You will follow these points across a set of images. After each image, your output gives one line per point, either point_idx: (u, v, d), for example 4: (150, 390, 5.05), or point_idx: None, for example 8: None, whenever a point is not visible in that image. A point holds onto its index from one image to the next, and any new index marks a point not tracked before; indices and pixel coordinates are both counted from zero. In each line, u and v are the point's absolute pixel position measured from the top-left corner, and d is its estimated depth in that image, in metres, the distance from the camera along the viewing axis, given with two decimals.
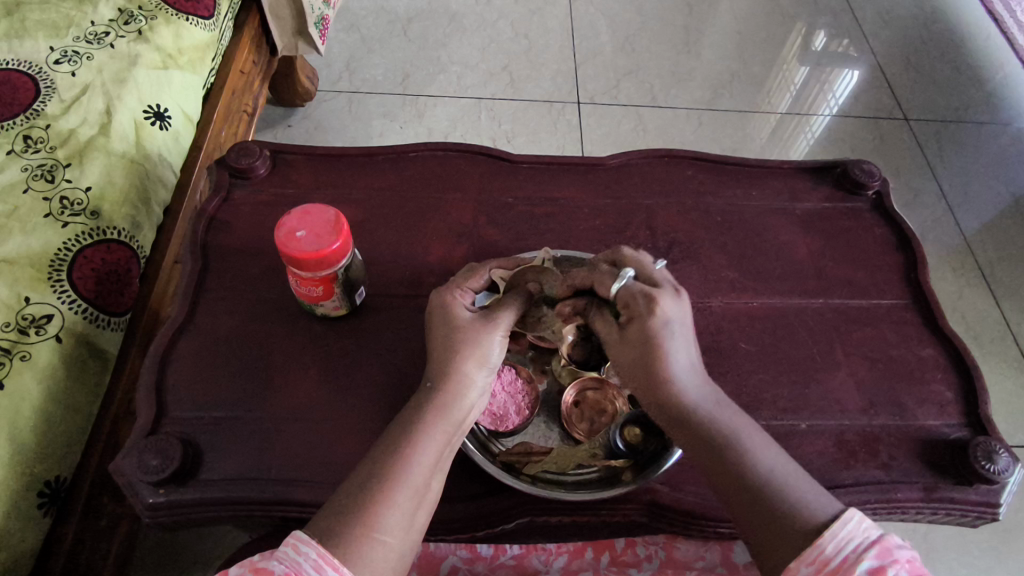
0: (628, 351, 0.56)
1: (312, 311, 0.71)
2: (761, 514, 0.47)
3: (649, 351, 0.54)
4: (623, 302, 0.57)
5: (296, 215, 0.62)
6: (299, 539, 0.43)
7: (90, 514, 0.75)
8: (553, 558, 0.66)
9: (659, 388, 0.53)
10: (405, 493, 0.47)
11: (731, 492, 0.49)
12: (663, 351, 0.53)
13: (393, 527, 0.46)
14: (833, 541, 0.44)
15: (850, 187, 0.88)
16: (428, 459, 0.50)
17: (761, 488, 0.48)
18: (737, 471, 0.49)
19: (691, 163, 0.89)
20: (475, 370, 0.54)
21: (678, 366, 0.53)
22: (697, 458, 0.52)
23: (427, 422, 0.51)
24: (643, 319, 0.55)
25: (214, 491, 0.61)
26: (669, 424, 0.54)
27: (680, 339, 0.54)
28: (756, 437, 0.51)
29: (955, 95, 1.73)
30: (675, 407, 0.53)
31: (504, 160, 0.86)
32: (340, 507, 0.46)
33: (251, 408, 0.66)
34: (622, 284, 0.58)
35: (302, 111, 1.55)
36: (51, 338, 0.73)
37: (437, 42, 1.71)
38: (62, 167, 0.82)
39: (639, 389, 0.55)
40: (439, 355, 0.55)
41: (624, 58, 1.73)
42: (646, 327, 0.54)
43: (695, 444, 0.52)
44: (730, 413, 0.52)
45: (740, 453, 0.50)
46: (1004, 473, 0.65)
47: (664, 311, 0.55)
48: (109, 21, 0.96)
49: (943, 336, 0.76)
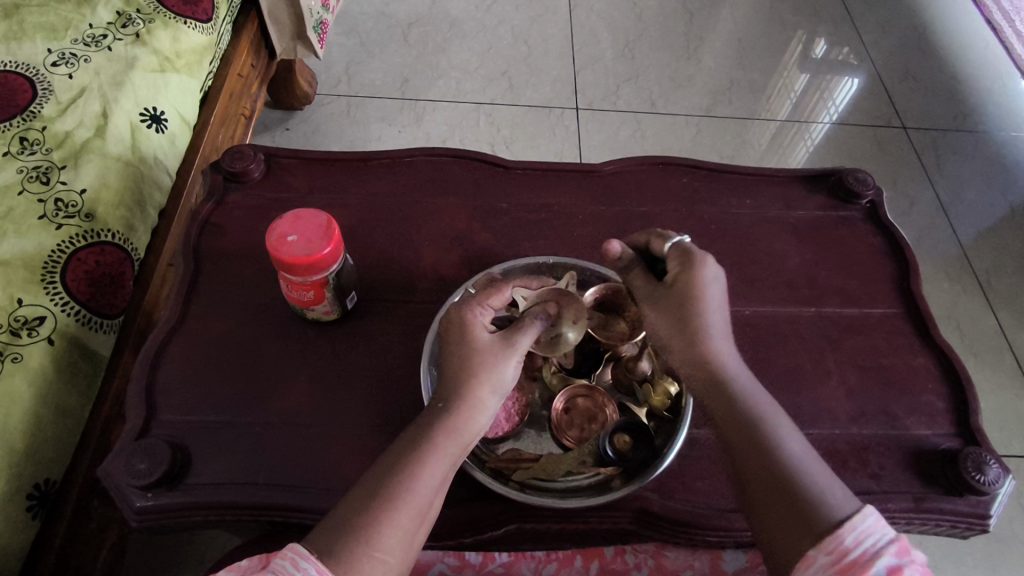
0: (670, 301, 0.59)
1: (304, 315, 0.71)
2: (782, 496, 0.47)
3: (689, 300, 0.58)
4: (671, 255, 0.62)
5: (288, 219, 0.62)
6: (298, 553, 0.43)
7: (80, 517, 0.74)
8: (541, 565, 0.66)
9: (697, 345, 0.56)
10: (407, 514, 0.47)
11: (751, 472, 0.50)
12: (704, 304, 0.57)
13: (392, 548, 0.46)
14: (852, 534, 0.44)
15: (844, 195, 0.88)
16: (434, 481, 0.49)
17: (783, 472, 0.49)
18: (763, 450, 0.50)
19: (685, 170, 0.89)
20: (487, 394, 0.53)
21: (714, 325, 0.57)
22: (726, 431, 0.53)
23: (437, 443, 0.51)
24: (686, 276, 0.59)
25: (203, 496, 0.60)
26: (704, 394, 0.55)
27: (719, 298, 0.58)
28: (782, 425, 0.52)
29: (954, 104, 1.73)
30: (713, 370, 0.55)
31: (499, 166, 0.86)
32: (341, 520, 0.46)
33: (241, 412, 0.66)
34: (675, 243, 0.63)
35: (300, 115, 1.56)
36: (43, 340, 0.73)
37: (437, 47, 1.72)
38: (58, 169, 0.82)
39: (676, 351, 0.57)
40: (453, 372, 0.54)
41: (623, 65, 1.74)
42: (688, 279, 0.58)
43: (728, 417, 0.53)
44: (762, 398, 0.54)
45: (766, 435, 0.51)
46: (994, 484, 0.65)
47: (708, 271, 0.59)
48: (108, 23, 0.96)
49: (935, 346, 0.75)
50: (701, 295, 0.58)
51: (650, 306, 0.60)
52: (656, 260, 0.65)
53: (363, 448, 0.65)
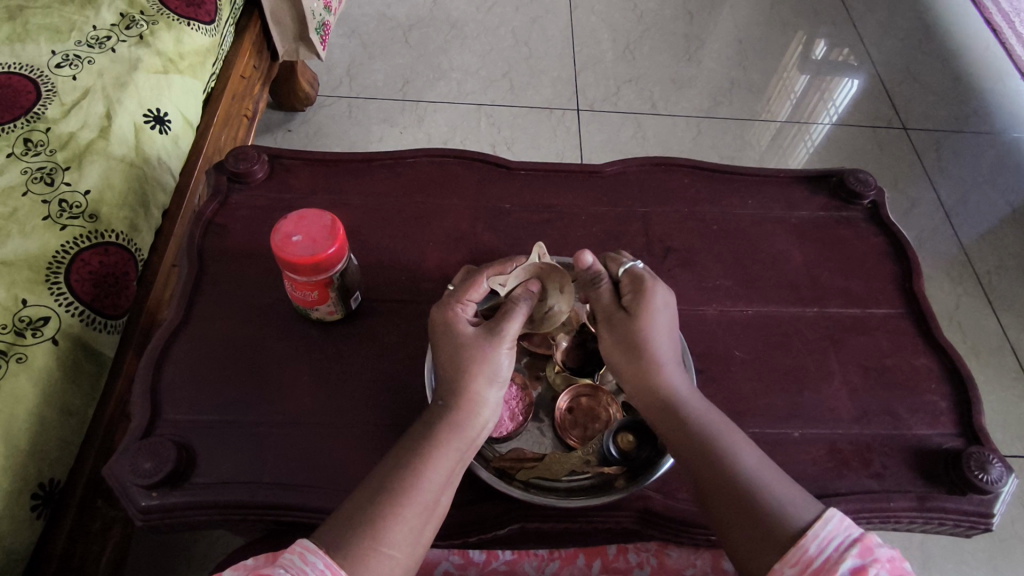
0: (615, 333, 0.61)
1: (308, 314, 0.71)
2: (740, 511, 0.48)
3: (636, 329, 0.60)
4: (625, 283, 0.64)
5: (292, 219, 0.62)
6: (306, 548, 0.43)
7: (84, 517, 0.74)
8: (544, 563, 0.66)
9: (650, 375, 0.58)
10: (413, 509, 0.47)
11: (711, 492, 0.51)
12: (651, 332, 0.59)
13: (399, 543, 0.46)
14: (815, 540, 0.44)
15: (846, 196, 0.88)
16: (438, 476, 0.50)
17: (740, 487, 0.50)
18: (720, 470, 0.51)
19: (687, 171, 0.89)
20: (485, 387, 0.54)
21: (663, 352, 0.59)
22: (681, 454, 0.54)
23: (439, 439, 0.51)
24: (632, 307, 0.61)
25: (208, 495, 0.61)
26: (659, 423, 0.57)
27: (666, 324, 0.61)
28: (739, 441, 0.53)
29: (955, 104, 1.74)
30: (665, 398, 0.57)
31: (502, 166, 0.87)
32: (347, 519, 0.46)
33: (245, 412, 0.66)
34: (629, 269, 0.65)
35: (302, 116, 1.56)
36: (47, 340, 0.73)
37: (438, 49, 1.72)
38: (62, 170, 0.83)
39: (629, 381, 0.60)
40: (447, 369, 0.55)
41: (624, 66, 1.74)
42: (638, 308, 0.61)
43: (683, 443, 0.54)
44: (718, 419, 0.55)
45: (720, 454, 0.52)
46: (997, 483, 0.65)
47: (654, 298, 0.61)
48: (111, 25, 0.96)
49: (938, 345, 0.76)
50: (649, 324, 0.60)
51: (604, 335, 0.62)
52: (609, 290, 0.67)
53: (367, 448, 0.65)
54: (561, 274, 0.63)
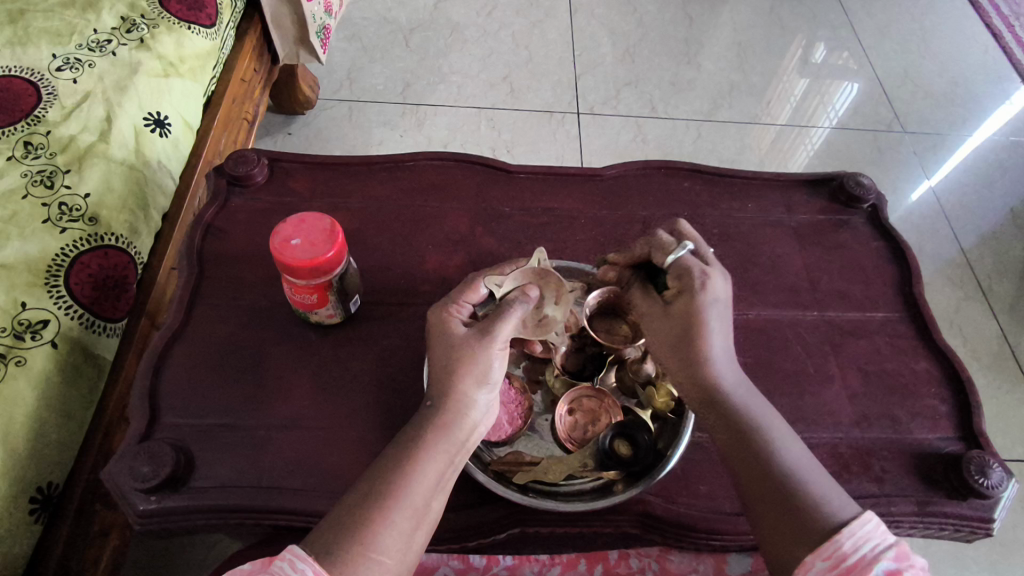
0: (669, 325, 0.59)
1: (307, 318, 0.71)
2: (779, 502, 0.49)
3: (690, 326, 0.57)
4: (677, 271, 0.59)
5: (291, 223, 0.62)
6: (296, 555, 0.43)
7: (82, 521, 0.74)
8: (546, 568, 0.66)
9: (696, 364, 0.57)
10: (402, 512, 0.47)
11: (749, 480, 0.51)
12: (705, 329, 0.57)
13: (388, 548, 0.46)
14: (850, 539, 0.44)
15: (845, 200, 0.88)
16: (429, 478, 0.50)
17: (778, 485, 0.49)
18: (760, 460, 0.51)
19: (687, 175, 0.89)
20: (474, 388, 0.54)
21: (714, 346, 0.57)
22: (724, 444, 0.54)
23: (428, 441, 0.51)
24: (691, 295, 0.57)
25: (206, 499, 0.60)
26: (704, 412, 0.56)
27: (722, 317, 0.57)
28: (782, 431, 0.53)
29: (954, 108, 1.74)
30: (711, 392, 0.56)
31: (501, 170, 0.87)
32: (338, 522, 0.46)
33: (244, 416, 0.66)
34: (678, 257, 0.59)
35: (302, 119, 1.56)
36: (47, 343, 0.73)
37: (438, 52, 1.73)
38: (62, 173, 0.83)
39: (676, 374, 0.58)
40: (438, 370, 0.55)
41: (624, 69, 1.74)
42: (693, 303, 0.57)
43: (725, 434, 0.54)
44: (761, 409, 0.55)
45: (762, 446, 0.52)
46: (998, 488, 0.64)
47: (713, 289, 0.57)
48: (112, 29, 0.96)
49: (937, 350, 0.76)
50: (704, 322, 0.57)
51: (653, 329, 0.61)
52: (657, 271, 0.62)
53: (367, 451, 0.65)
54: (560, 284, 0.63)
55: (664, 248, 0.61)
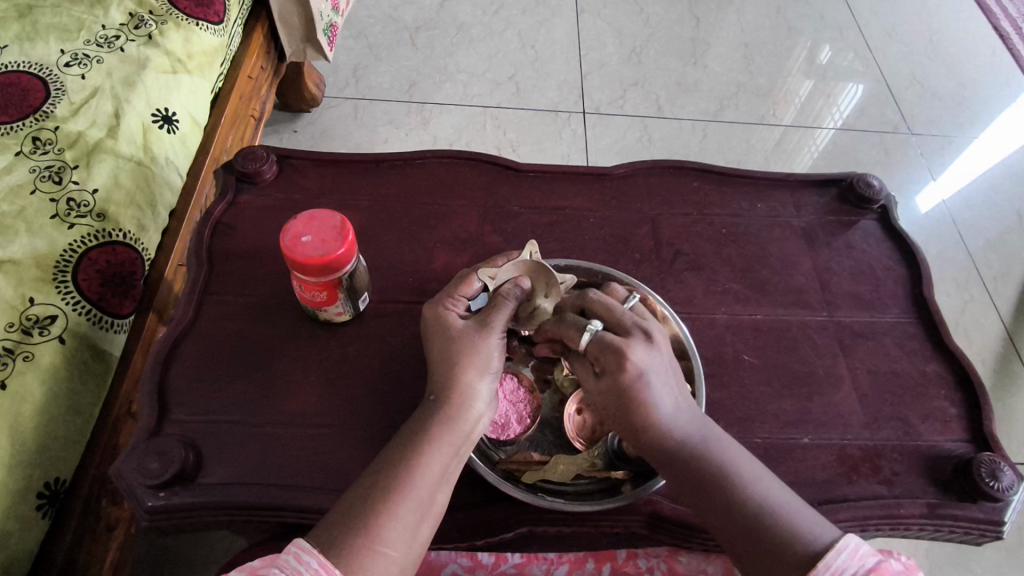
0: (608, 403, 0.56)
1: (316, 315, 0.71)
2: (754, 540, 0.48)
3: (623, 403, 0.54)
4: (595, 351, 0.55)
5: (302, 220, 0.62)
6: (301, 548, 0.43)
7: (89, 517, 0.74)
8: (553, 567, 0.65)
9: (643, 431, 0.55)
10: (406, 506, 0.47)
11: (720, 526, 0.51)
12: (643, 404, 0.54)
13: (393, 541, 0.46)
14: (827, 570, 0.44)
15: (855, 201, 0.88)
16: (432, 470, 0.50)
17: (753, 519, 0.49)
18: (726, 501, 0.51)
19: (696, 174, 0.89)
20: (476, 378, 0.54)
21: (653, 412, 0.54)
22: (687, 495, 0.53)
23: (431, 435, 0.51)
24: (614, 376, 0.54)
25: (214, 496, 0.60)
26: (662, 471, 0.55)
27: (659, 384, 0.54)
28: (745, 465, 0.53)
29: (961, 110, 1.73)
30: (660, 454, 0.54)
31: (510, 168, 0.86)
32: (341, 518, 0.46)
33: (253, 412, 0.66)
34: (591, 336, 0.56)
35: (308, 117, 1.56)
36: (54, 339, 0.73)
37: (444, 51, 1.72)
38: (70, 168, 0.83)
39: (628, 439, 0.57)
40: (439, 364, 0.55)
41: (630, 69, 1.74)
42: (618, 383, 0.54)
43: (686, 488, 0.53)
44: (716, 450, 0.54)
45: (731, 484, 0.51)
46: (1008, 491, 0.64)
47: (635, 364, 0.53)
48: (120, 24, 0.96)
49: (947, 352, 0.75)
50: (637, 398, 0.53)
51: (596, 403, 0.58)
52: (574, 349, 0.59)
53: (375, 449, 0.65)
54: (549, 274, 0.62)
55: (575, 331, 0.57)
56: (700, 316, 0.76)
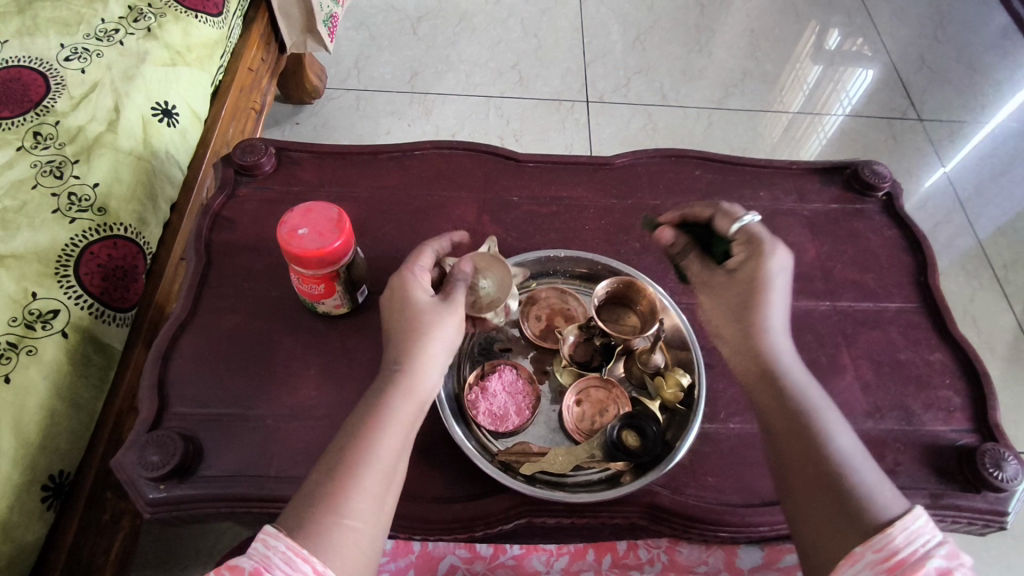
0: (733, 295, 0.62)
1: (313, 308, 0.71)
2: (826, 496, 0.48)
3: (752, 285, 0.61)
4: (740, 243, 0.63)
5: (299, 212, 0.62)
6: (268, 533, 0.44)
7: (93, 508, 0.75)
8: (553, 558, 0.66)
9: (755, 335, 0.58)
10: (369, 477, 0.47)
11: (794, 472, 0.51)
12: (768, 296, 0.60)
13: (358, 512, 0.46)
14: (902, 532, 0.44)
15: (860, 187, 0.86)
16: (394, 442, 0.49)
17: (829, 470, 0.49)
18: (811, 445, 0.51)
19: (697, 163, 0.88)
20: (430, 348, 0.54)
21: (774, 300, 0.60)
22: (774, 427, 0.54)
23: (387, 404, 0.51)
24: (756, 265, 0.61)
25: (214, 488, 0.61)
26: (755, 392, 0.57)
27: (783, 288, 0.61)
28: (831, 418, 0.53)
29: (971, 95, 1.70)
30: (759, 362, 0.57)
31: (510, 159, 0.86)
32: (310, 495, 0.46)
33: (251, 405, 0.66)
34: (745, 224, 0.64)
35: (310, 109, 1.56)
36: (57, 333, 0.74)
37: (446, 41, 1.71)
38: (71, 163, 0.83)
39: (735, 346, 0.60)
40: (400, 338, 0.54)
41: (634, 57, 1.72)
42: (759, 271, 0.61)
43: (779, 414, 0.54)
44: (813, 391, 0.55)
45: (816, 429, 0.52)
46: (1013, 482, 0.63)
47: (777, 261, 0.61)
48: (119, 18, 0.96)
49: (953, 341, 0.74)
50: (766, 284, 0.60)
51: (711, 294, 0.65)
52: (715, 240, 0.67)
53: None
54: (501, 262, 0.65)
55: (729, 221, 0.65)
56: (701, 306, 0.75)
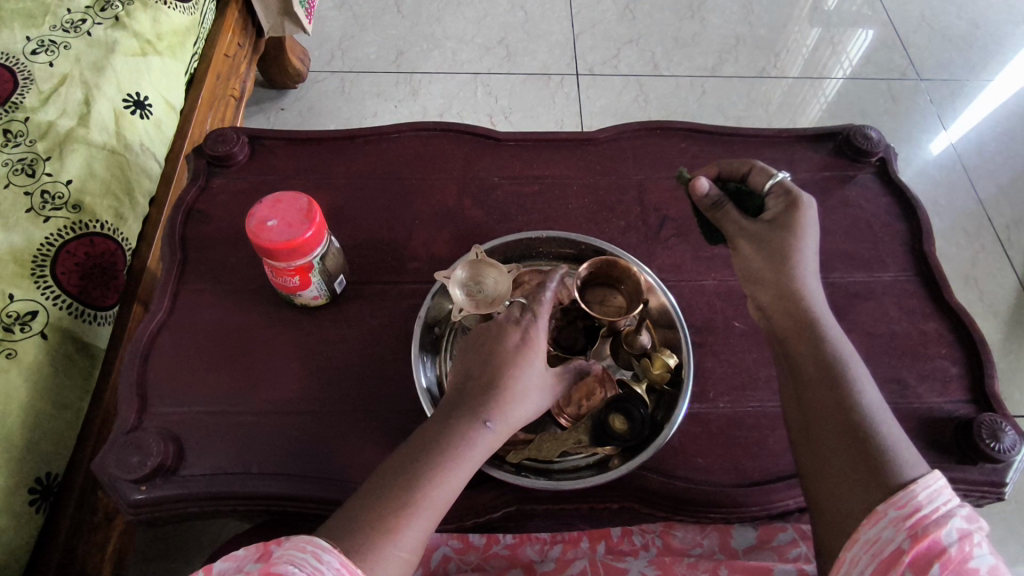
0: (770, 235, 0.59)
1: (291, 301, 0.69)
2: (850, 450, 0.48)
3: (791, 230, 0.59)
4: (778, 194, 0.61)
5: (267, 204, 0.60)
6: (319, 547, 0.43)
7: (85, 507, 0.75)
8: (547, 547, 0.65)
9: (792, 281, 0.57)
10: (429, 514, 0.48)
11: (821, 427, 0.50)
12: (802, 237, 0.59)
13: (414, 547, 0.47)
14: (925, 489, 0.44)
15: (852, 154, 0.83)
16: (455, 484, 0.50)
17: (857, 425, 0.49)
18: (844, 399, 0.50)
19: (684, 135, 0.85)
20: (517, 400, 0.54)
21: (809, 245, 0.59)
22: (807, 377, 0.53)
23: (465, 447, 0.51)
24: (790, 211, 0.60)
25: (197, 487, 0.60)
26: (792, 342, 0.55)
27: (815, 240, 0.60)
28: (858, 370, 0.52)
29: (973, 52, 1.65)
30: (802, 309, 0.56)
31: (490, 138, 0.83)
32: (376, 521, 0.46)
33: (232, 401, 0.65)
34: (779, 181, 0.62)
35: (293, 93, 1.53)
36: (36, 334, 0.73)
37: (431, 17, 1.67)
38: (42, 160, 0.81)
39: (768, 290, 0.58)
40: (486, 375, 0.53)
41: (624, 26, 1.67)
42: (796, 215, 0.59)
43: (814, 362, 0.53)
44: (847, 346, 0.54)
45: (846, 381, 0.51)
46: (1010, 452, 0.62)
47: (807, 210, 0.60)
48: (86, 8, 0.93)
49: (949, 309, 0.72)
50: (801, 232, 0.59)
51: (750, 241, 0.60)
52: (748, 197, 0.64)
53: (356, 433, 0.64)
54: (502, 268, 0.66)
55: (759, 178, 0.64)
56: (688, 283, 0.73)
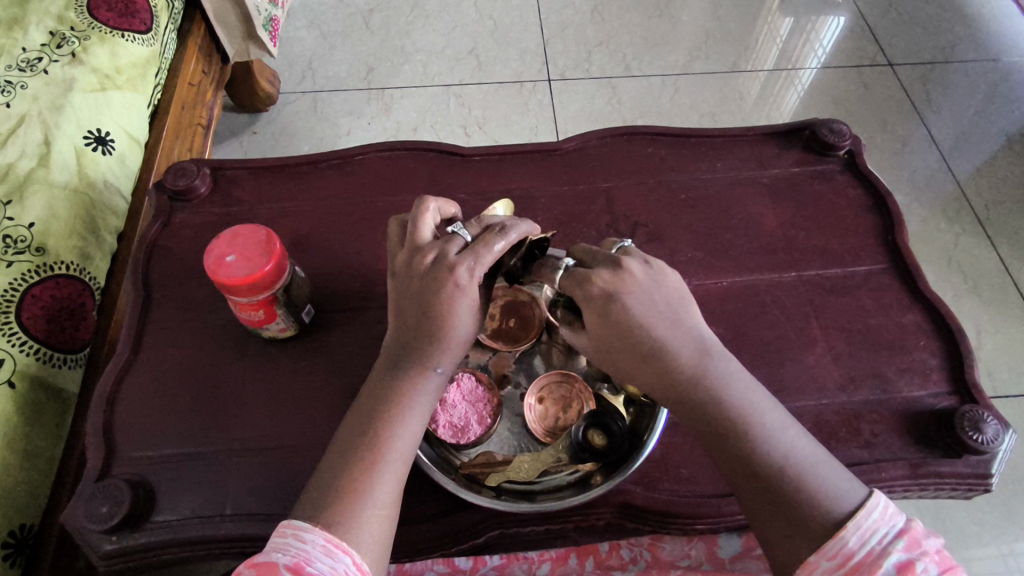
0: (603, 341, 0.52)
1: (259, 333, 0.68)
2: (771, 503, 0.45)
3: (612, 325, 0.51)
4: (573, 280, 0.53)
5: (225, 239, 0.59)
6: (300, 528, 0.44)
7: (65, 557, 0.73)
8: (535, 566, 0.64)
9: (654, 361, 0.50)
10: (390, 466, 0.48)
11: (737, 481, 0.47)
12: (631, 322, 0.50)
13: (385, 500, 0.47)
14: (856, 533, 0.43)
15: (820, 148, 0.83)
16: (412, 430, 0.50)
17: (773, 475, 0.46)
18: (744, 464, 0.47)
19: (651, 139, 0.84)
20: (458, 334, 0.51)
21: (651, 323, 0.50)
22: (704, 441, 0.50)
23: (410, 393, 0.50)
24: (592, 303, 0.51)
25: (170, 534, 0.58)
26: (678, 411, 0.51)
27: (653, 309, 0.51)
28: (765, 414, 0.49)
29: (941, 34, 1.66)
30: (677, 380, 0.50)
31: (455, 155, 0.83)
32: (338, 485, 0.46)
33: (204, 442, 0.63)
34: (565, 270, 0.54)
35: (266, 116, 1.51)
36: (3, 384, 0.71)
37: (400, 31, 1.66)
38: (2, 204, 0.79)
39: (637, 373, 0.52)
40: (426, 325, 0.51)
41: (594, 29, 1.67)
42: (599, 308, 0.51)
43: (708, 425, 0.49)
44: (745, 389, 0.50)
45: (752, 435, 0.48)
46: (993, 443, 0.61)
47: (603, 281, 0.51)
48: (41, 45, 0.92)
49: (925, 299, 0.72)
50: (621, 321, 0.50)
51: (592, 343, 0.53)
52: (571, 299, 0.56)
53: None
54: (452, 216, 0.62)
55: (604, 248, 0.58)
56: None
